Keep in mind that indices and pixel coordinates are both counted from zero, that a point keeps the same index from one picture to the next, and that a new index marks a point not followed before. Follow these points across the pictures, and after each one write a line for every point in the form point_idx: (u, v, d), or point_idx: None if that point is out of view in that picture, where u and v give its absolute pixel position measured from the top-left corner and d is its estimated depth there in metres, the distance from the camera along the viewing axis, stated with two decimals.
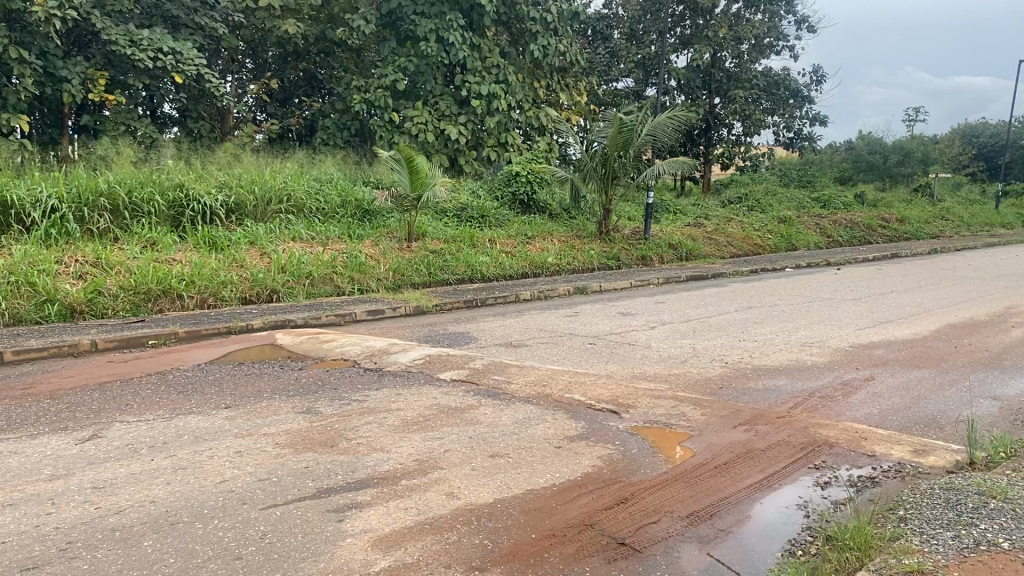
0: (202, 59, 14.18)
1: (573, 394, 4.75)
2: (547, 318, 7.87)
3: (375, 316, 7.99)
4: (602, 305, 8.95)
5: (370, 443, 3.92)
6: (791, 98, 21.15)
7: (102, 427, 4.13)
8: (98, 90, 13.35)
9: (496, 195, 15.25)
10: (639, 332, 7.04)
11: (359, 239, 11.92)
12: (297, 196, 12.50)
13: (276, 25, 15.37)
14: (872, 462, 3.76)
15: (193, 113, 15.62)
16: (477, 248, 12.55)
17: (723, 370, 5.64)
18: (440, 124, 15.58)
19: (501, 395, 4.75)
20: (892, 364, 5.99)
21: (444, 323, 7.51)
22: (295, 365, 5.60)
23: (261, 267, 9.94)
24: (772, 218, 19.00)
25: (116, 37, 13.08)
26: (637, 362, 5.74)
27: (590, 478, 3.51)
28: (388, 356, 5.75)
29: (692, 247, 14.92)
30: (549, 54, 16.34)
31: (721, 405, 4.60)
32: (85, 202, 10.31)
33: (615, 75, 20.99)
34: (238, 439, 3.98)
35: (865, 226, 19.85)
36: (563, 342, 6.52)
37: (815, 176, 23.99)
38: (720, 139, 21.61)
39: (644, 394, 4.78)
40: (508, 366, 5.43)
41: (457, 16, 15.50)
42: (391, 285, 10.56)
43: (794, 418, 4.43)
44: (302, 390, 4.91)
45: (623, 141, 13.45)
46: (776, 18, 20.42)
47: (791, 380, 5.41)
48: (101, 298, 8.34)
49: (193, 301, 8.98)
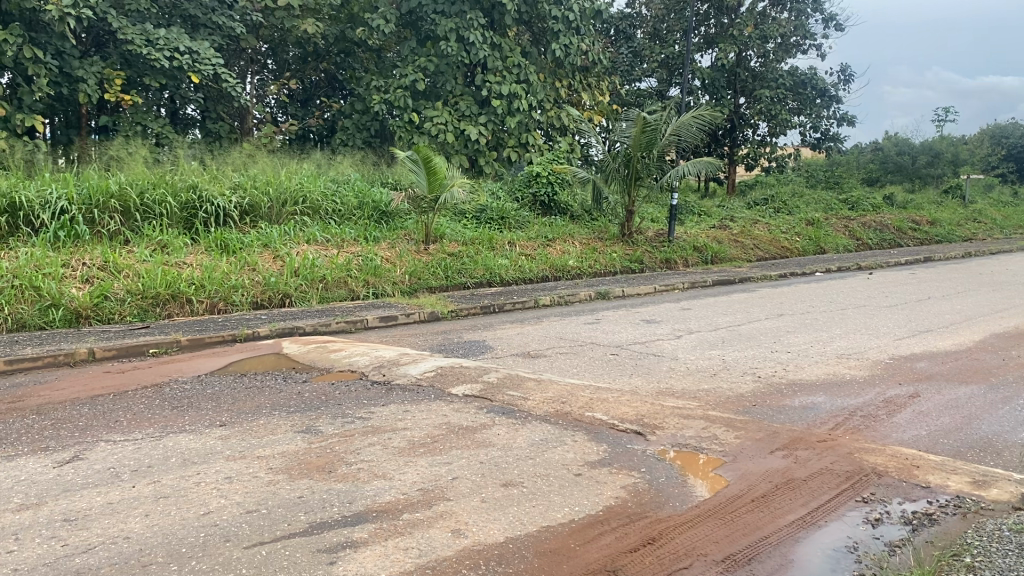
0: (219, 59, 13.95)
1: (594, 413, 4.39)
2: (568, 325, 7.50)
3: (388, 322, 7.69)
4: (626, 311, 8.57)
5: (372, 468, 3.59)
6: (818, 98, 20.67)
7: (85, 447, 3.83)
8: (114, 91, 13.17)
9: (516, 197, 14.92)
10: (665, 341, 6.67)
11: (375, 241, 11.63)
12: (313, 198, 12.23)
13: (295, 24, 15.13)
14: (928, 495, 3.38)
15: (211, 113, 15.41)
16: (496, 251, 12.21)
17: (756, 385, 5.26)
18: (460, 124, 15.27)
19: (516, 413, 4.41)
20: (938, 379, 5.58)
21: (458, 331, 7.17)
22: (299, 377, 5.30)
23: (274, 271, 9.66)
24: (799, 220, 18.53)
25: (133, 37, 12.89)
26: (663, 376, 5.37)
27: (611, 513, 3.15)
28: (398, 367, 5.42)
29: (717, 250, 14.51)
30: (571, 53, 15.97)
31: (755, 427, 4.23)
32: (95, 204, 10.09)
33: (637, 74, 20.59)
34: (230, 462, 3.66)
35: (895, 229, 19.31)
36: (584, 352, 6.16)
37: (842, 177, 23.44)
38: (745, 139, 21.07)
39: (671, 413, 4.41)
40: (525, 379, 5.09)
41: (478, 15, 15.17)
42: (407, 289, 10.25)
43: (837, 442, 4.05)
44: (303, 406, 4.59)
45: (646, 141, 13.06)
46: (803, 16, 19.90)
47: (830, 397, 5.03)
48: (108, 303, 8.10)
49: (203, 306, 8.70)
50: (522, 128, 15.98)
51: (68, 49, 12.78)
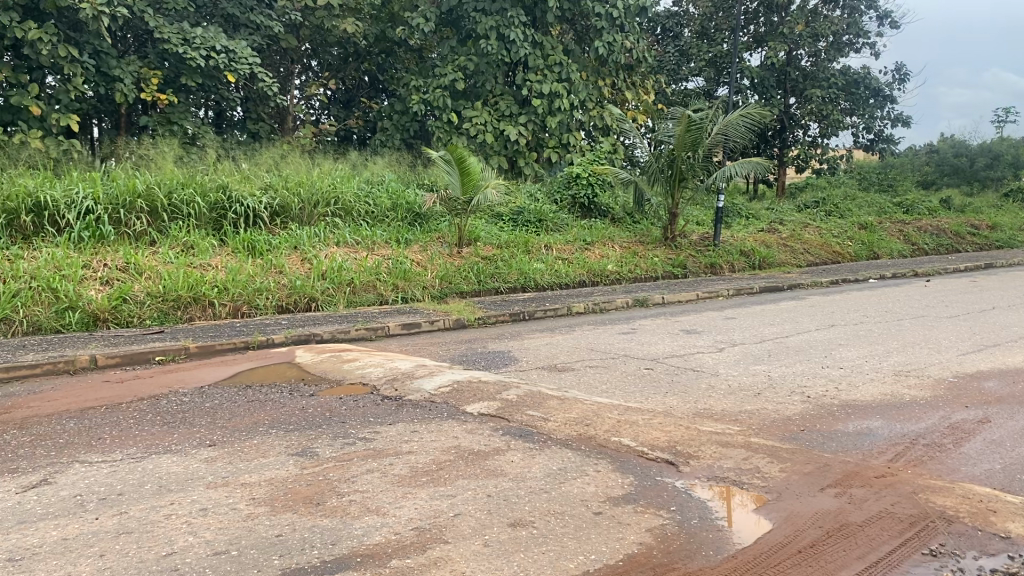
0: (256, 58, 13.71)
1: (622, 438, 3.94)
2: (602, 335, 7.04)
3: (411, 330, 7.32)
4: (665, 320, 8.08)
5: (365, 501, 3.19)
6: (872, 97, 19.87)
7: (57, 470, 3.50)
8: (150, 90, 13.01)
9: (555, 199, 14.48)
10: (706, 355, 6.17)
11: (406, 244, 11.27)
12: (346, 199, 11.94)
13: (336, 24, 14.88)
14: (1009, 549, 2.86)
15: (251, 114, 15.24)
16: (532, 255, 11.80)
17: (805, 406, 4.75)
18: (499, 124, 14.88)
19: (535, 436, 3.97)
20: (1010, 402, 5.00)
21: (483, 340, 6.76)
22: (306, 390, 4.92)
23: (300, 273, 9.35)
24: (851, 223, 17.80)
25: (169, 36, 12.71)
26: (701, 395, 4.88)
27: (633, 565, 2.71)
28: (411, 380, 5.00)
29: (765, 255, 13.90)
30: (615, 51, 15.45)
31: (804, 458, 3.73)
32: (121, 204, 9.86)
33: (684, 73, 19.99)
34: (210, 490, 3.29)
35: (953, 233, 18.45)
36: (616, 366, 5.69)
37: (896, 179, 22.59)
38: (795, 140, 20.34)
39: (708, 440, 3.94)
40: (548, 397, 4.64)
41: (520, 13, 14.70)
42: (437, 293, 9.89)
43: (899, 478, 3.54)
44: (303, 424, 4.21)
45: (691, 140, 12.56)
46: (856, 14, 19.09)
47: (888, 422, 4.50)
48: (126, 306, 7.84)
49: (226, 309, 8.40)
50: (563, 127, 15.51)
51: (104, 48, 12.63)
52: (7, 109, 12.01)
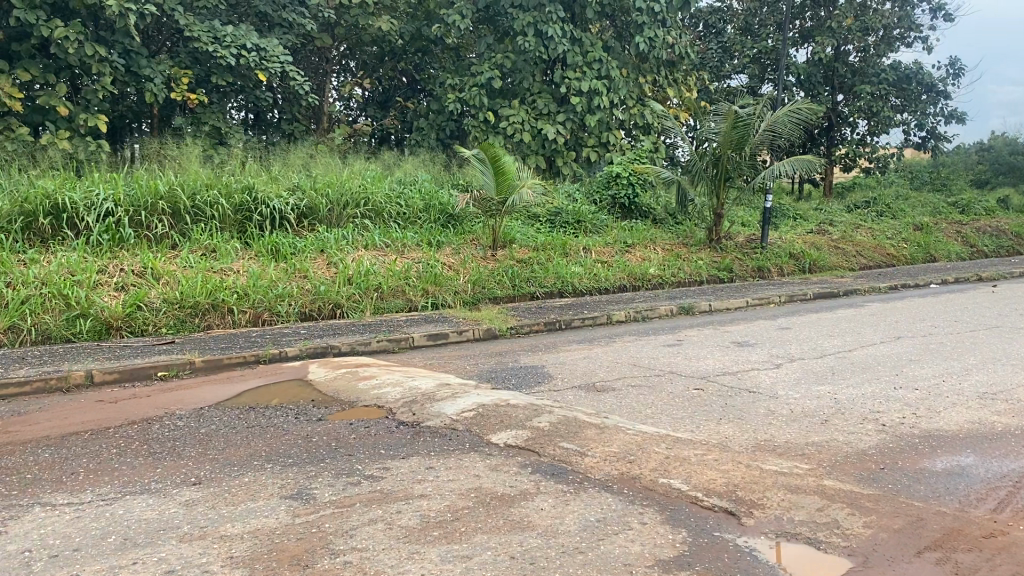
0: (288, 56, 13.26)
1: (671, 480, 3.35)
2: (645, 348, 6.45)
3: (437, 341, 6.80)
4: (714, 329, 7.47)
5: (363, 562, 2.65)
6: (924, 93, 18.92)
7: (12, 516, 3.01)
8: (181, 90, 12.64)
9: (595, 199, 13.87)
10: (762, 372, 5.55)
11: (438, 247, 10.75)
12: (376, 200, 11.44)
13: (370, 23, 14.36)
14: None
15: (285, 114, 14.87)
16: (569, 258, 11.22)
17: (883, 438, 4.12)
18: (537, 123, 14.31)
19: (570, 476, 3.41)
20: None
21: (515, 353, 6.22)
22: (314, 414, 4.41)
23: (325, 278, 8.85)
24: (906, 224, 16.93)
25: (199, 34, 12.29)
26: (761, 424, 4.27)
27: None
28: (431, 403, 4.45)
29: (816, 258, 13.18)
30: (657, 47, 14.77)
31: (893, 510, 3.10)
32: (143, 206, 9.47)
33: (728, 70, 19.25)
34: (182, 545, 2.77)
35: (1014, 235, 17.51)
36: (662, 386, 5.10)
37: (950, 178, 21.61)
38: (843, 139, 19.43)
39: (774, 483, 3.34)
40: (585, 425, 4.06)
41: (558, 7, 14.08)
42: (468, 299, 9.36)
43: (1014, 538, 2.91)
44: (305, 456, 3.69)
45: (738, 136, 11.89)
46: (908, 6, 18.18)
47: (981, 458, 3.84)
48: (141, 313, 7.42)
49: (245, 317, 7.94)
50: (603, 126, 14.87)
51: (134, 47, 12.25)
52: (35, 109, 11.69)
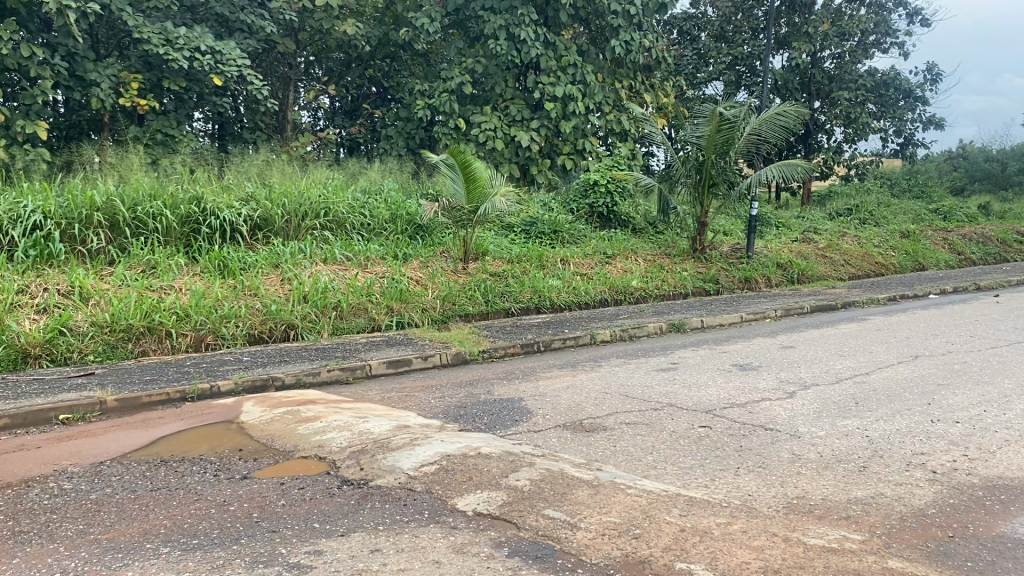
0: (246, 60, 12.30)
1: (691, 565, 2.56)
2: (636, 374, 5.66)
3: (397, 368, 5.98)
4: (711, 349, 6.69)
5: None
6: (902, 99, 18.39)
7: None
8: (132, 95, 11.50)
9: (571, 208, 13.11)
10: (775, 404, 4.77)
11: (404, 259, 9.93)
12: (338, 210, 10.59)
13: (335, 26, 13.43)
14: None
15: (246, 122, 13.99)
16: (546, 271, 10.43)
17: (942, 492, 3.34)
18: (510, 130, 13.51)
19: (559, 561, 2.60)
20: None
21: (488, 383, 5.40)
22: (238, 469, 3.58)
23: (277, 296, 8.00)
24: (891, 231, 16.37)
25: (149, 35, 11.27)
26: (789, 475, 3.48)
27: None
28: (384, 455, 3.62)
29: (804, 267, 12.52)
30: (633, 51, 13.97)
31: None
32: (76, 218, 8.55)
33: (703, 77, 18.65)
34: None
35: (999, 242, 17.03)
36: (662, 423, 4.31)
37: (928, 185, 21.15)
38: (821, 146, 18.82)
39: (827, 568, 2.55)
40: (574, 482, 3.25)
41: (530, 10, 13.30)
42: (438, 317, 8.53)
43: None
44: (213, 535, 2.85)
45: (723, 139, 11.21)
46: (884, 11, 17.63)
47: None
48: (65, 339, 6.51)
49: (186, 340, 7.06)
50: (579, 132, 14.10)
51: (80, 50, 11.21)
52: None
